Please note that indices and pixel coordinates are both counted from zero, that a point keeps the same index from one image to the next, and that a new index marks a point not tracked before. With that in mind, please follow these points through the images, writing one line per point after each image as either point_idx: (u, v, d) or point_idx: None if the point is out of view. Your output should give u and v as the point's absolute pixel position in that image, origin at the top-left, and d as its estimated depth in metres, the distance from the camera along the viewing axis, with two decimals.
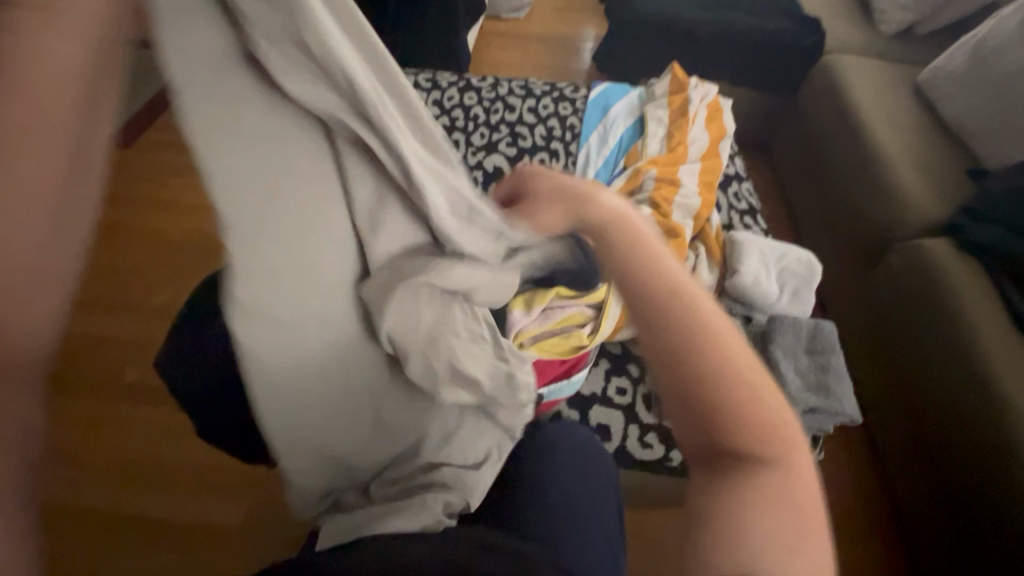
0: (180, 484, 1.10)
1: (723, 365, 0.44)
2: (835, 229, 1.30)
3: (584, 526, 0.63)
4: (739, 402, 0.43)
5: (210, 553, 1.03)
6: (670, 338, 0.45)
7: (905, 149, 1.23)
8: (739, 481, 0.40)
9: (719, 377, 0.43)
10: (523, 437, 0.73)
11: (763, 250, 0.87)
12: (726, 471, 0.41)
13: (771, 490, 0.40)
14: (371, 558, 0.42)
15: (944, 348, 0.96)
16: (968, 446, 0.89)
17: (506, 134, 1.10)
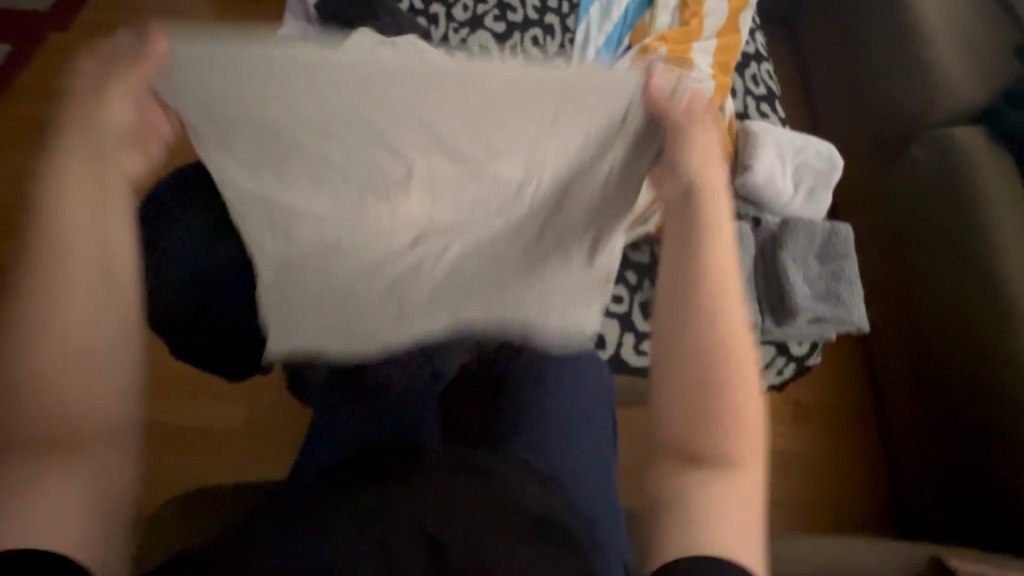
0: (175, 402, 1.10)
1: (732, 398, 0.44)
2: (854, 119, 1.19)
3: (581, 450, 0.68)
4: (741, 426, 0.44)
5: (215, 456, 1.07)
6: (715, 425, 0.44)
7: (948, 25, 1.09)
8: (723, 432, 0.43)
9: (725, 412, 0.44)
10: (518, 365, 0.74)
11: (780, 142, 0.79)
12: (706, 405, 0.44)
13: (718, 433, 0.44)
14: (335, 524, 0.51)
15: (954, 246, 0.94)
16: (960, 335, 0.91)
17: (493, 5, 0.93)
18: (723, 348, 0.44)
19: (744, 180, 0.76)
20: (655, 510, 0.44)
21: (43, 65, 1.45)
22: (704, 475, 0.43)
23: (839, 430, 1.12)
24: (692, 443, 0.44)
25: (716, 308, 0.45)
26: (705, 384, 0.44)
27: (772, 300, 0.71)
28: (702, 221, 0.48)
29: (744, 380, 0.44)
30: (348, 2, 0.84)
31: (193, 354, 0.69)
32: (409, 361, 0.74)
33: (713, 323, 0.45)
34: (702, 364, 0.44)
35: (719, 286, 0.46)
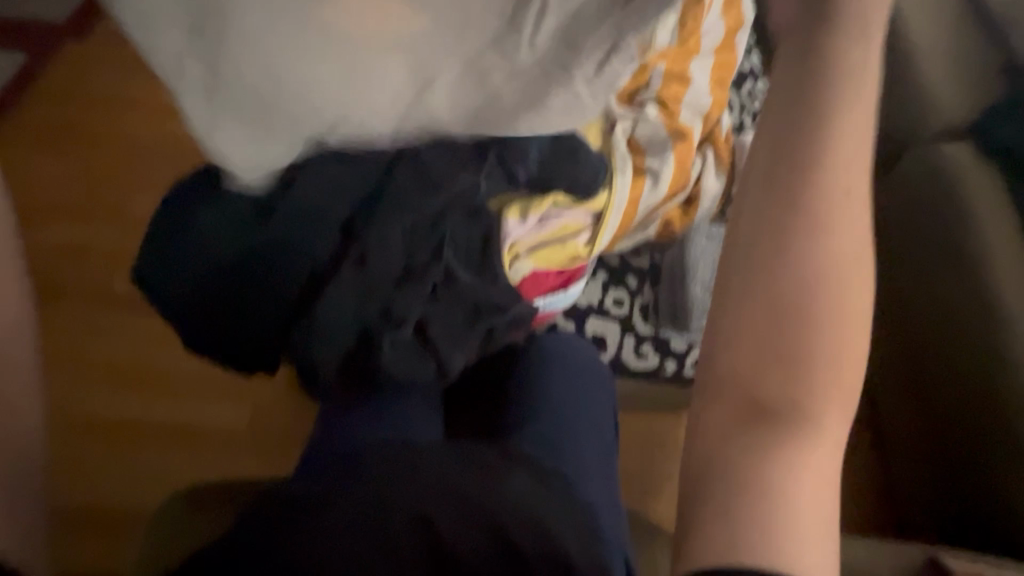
0: (179, 400, 1.12)
1: (834, 332, 0.42)
2: None
3: (582, 447, 0.70)
4: (835, 361, 0.43)
5: (224, 456, 1.08)
6: (799, 348, 0.42)
7: (938, 45, 1.13)
8: (810, 370, 0.43)
9: (821, 340, 0.42)
10: (526, 357, 0.77)
11: None
12: (789, 337, 0.43)
13: (802, 367, 0.43)
14: (353, 522, 0.54)
15: (946, 256, 0.98)
16: (952, 344, 0.94)
17: None
18: (829, 289, 0.42)
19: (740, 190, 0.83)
20: (708, 490, 0.45)
21: (63, 73, 1.51)
22: (768, 440, 0.44)
23: None
24: (760, 385, 0.44)
25: (818, 229, 0.42)
26: (786, 312, 0.43)
27: None
28: (808, 139, 0.43)
29: (838, 315, 0.42)
30: None
31: (197, 343, 0.69)
32: (410, 344, 0.68)
33: (815, 256, 0.42)
34: (786, 302, 0.43)
35: (826, 216, 0.42)
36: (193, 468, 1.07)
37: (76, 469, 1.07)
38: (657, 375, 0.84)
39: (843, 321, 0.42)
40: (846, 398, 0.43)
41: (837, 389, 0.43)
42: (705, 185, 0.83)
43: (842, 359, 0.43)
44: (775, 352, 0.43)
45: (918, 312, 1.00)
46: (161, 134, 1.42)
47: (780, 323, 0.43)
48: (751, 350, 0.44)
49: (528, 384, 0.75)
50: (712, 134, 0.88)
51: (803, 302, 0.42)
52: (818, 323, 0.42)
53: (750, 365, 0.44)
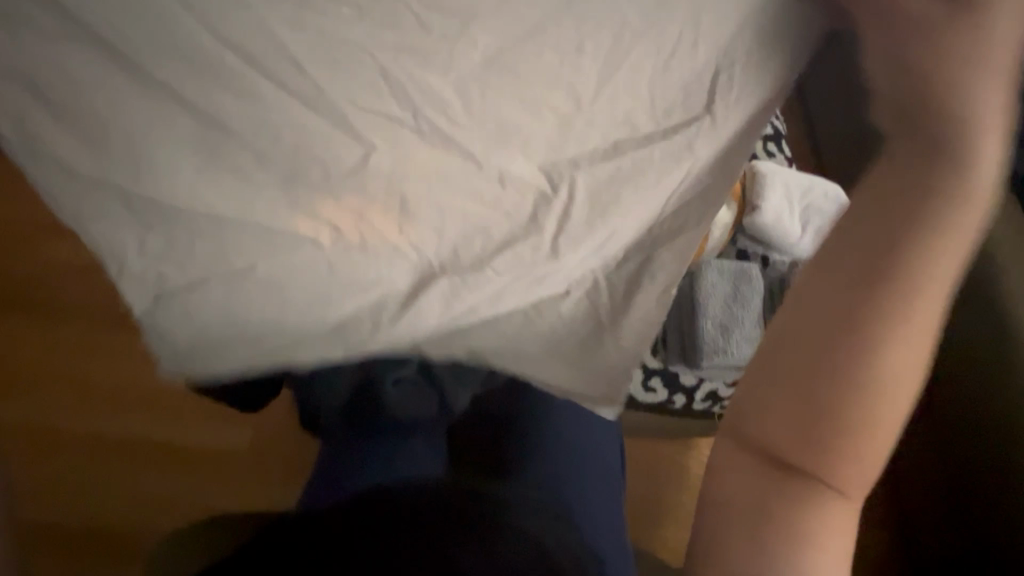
0: (174, 420, 1.12)
1: (871, 407, 0.43)
2: None
3: (590, 480, 0.70)
4: (866, 433, 0.43)
5: (227, 477, 1.08)
6: (833, 421, 0.43)
7: None
8: (841, 442, 0.43)
9: (855, 415, 0.43)
10: (529, 392, 0.75)
11: (788, 183, 0.79)
12: (828, 409, 0.43)
13: (830, 439, 0.44)
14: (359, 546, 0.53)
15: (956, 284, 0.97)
16: (963, 369, 0.94)
17: None
18: (870, 369, 0.43)
19: (753, 222, 0.78)
20: (735, 532, 0.48)
21: None
22: (795, 492, 0.46)
23: None
24: (789, 449, 0.45)
25: (870, 317, 0.43)
26: (822, 387, 0.43)
27: None
28: (868, 232, 0.43)
29: (861, 381, 0.43)
30: None
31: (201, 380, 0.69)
32: (416, 381, 0.67)
33: (861, 337, 0.43)
34: (822, 376, 0.43)
35: (875, 299, 0.43)
36: (195, 489, 1.07)
37: (78, 490, 1.07)
38: (666, 409, 0.82)
39: (880, 398, 0.43)
40: (869, 460, 0.44)
41: (864, 461, 0.44)
42: (715, 216, 0.78)
43: (874, 434, 0.43)
44: (808, 422, 0.44)
45: (928, 340, 1.01)
46: None
47: (815, 395, 0.44)
48: (779, 416, 0.45)
49: (530, 422, 0.73)
50: None
51: (839, 380, 0.43)
52: (853, 399, 0.43)
53: (776, 428, 0.46)
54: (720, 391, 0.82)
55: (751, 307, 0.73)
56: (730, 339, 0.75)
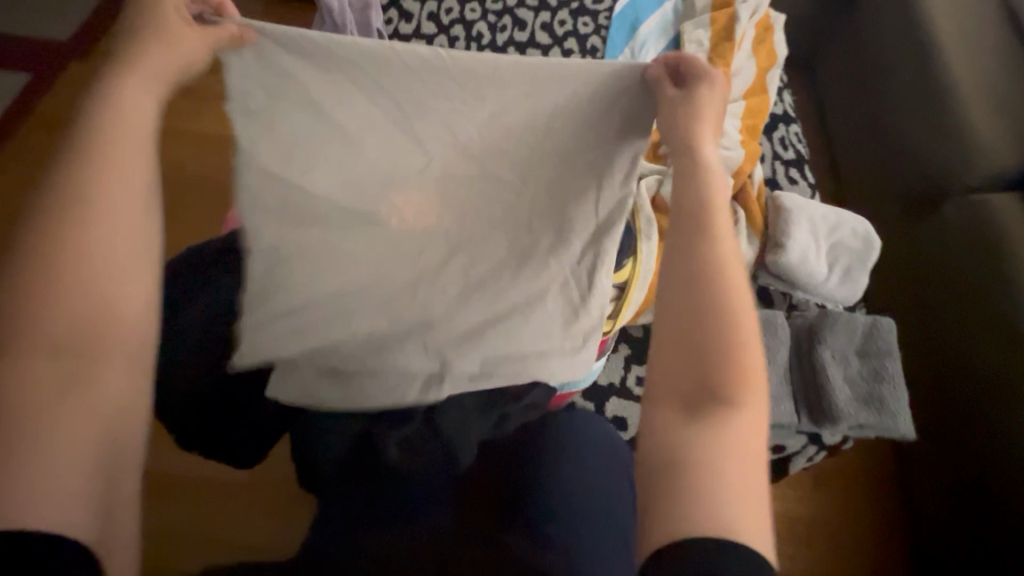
0: (156, 471, 1.00)
1: (736, 364, 0.43)
2: (882, 177, 1.16)
3: (586, 505, 0.61)
4: (743, 393, 0.42)
5: (196, 513, 0.98)
6: (708, 379, 0.43)
7: (983, 82, 1.06)
8: (720, 402, 0.42)
9: (723, 373, 0.43)
10: (542, 433, 0.68)
11: (813, 219, 0.76)
12: (703, 369, 0.43)
13: (712, 399, 0.42)
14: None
15: (984, 315, 0.92)
16: (995, 408, 0.87)
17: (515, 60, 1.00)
18: (725, 331, 0.44)
19: (777, 260, 0.74)
20: (679, 484, 0.39)
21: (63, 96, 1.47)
22: (716, 426, 0.41)
23: (858, 497, 1.06)
24: (685, 423, 0.42)
25: (715, 285, 0.45)
26: (695, 352, 0.44)
27: (809, 398, 0.67)
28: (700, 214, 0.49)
29: (734, 314, 0.44)
30: None
31: (190, 441, 0.64)
32: (419, 436, 0.62)
33: (711, 299, 0.45)
34: (693, 343, 0.44)
35: (716, 272, 0.46)
36: (158, 528, 0.96)
37: None
38: None
39: (744, 356, 0.43)
40: (755, 390, 0.43)
41: (747, 420, 0.42)
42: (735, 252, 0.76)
43: (750, 392, 0.43)
44: (693, 391, 0.43)
45: (953, 375, 0.96)
46: None
47: (688, 361, 0.44)
48: (668, 391, 0.44)
49: (542, 464, 0.65)
50: (744, 190, 0.81)
51: (712, 345, 0.43)
52: (725, 359, 0.43)
53: (669, 407, 0.43)
54: None
55: (778, 359, 0.67)
56: None
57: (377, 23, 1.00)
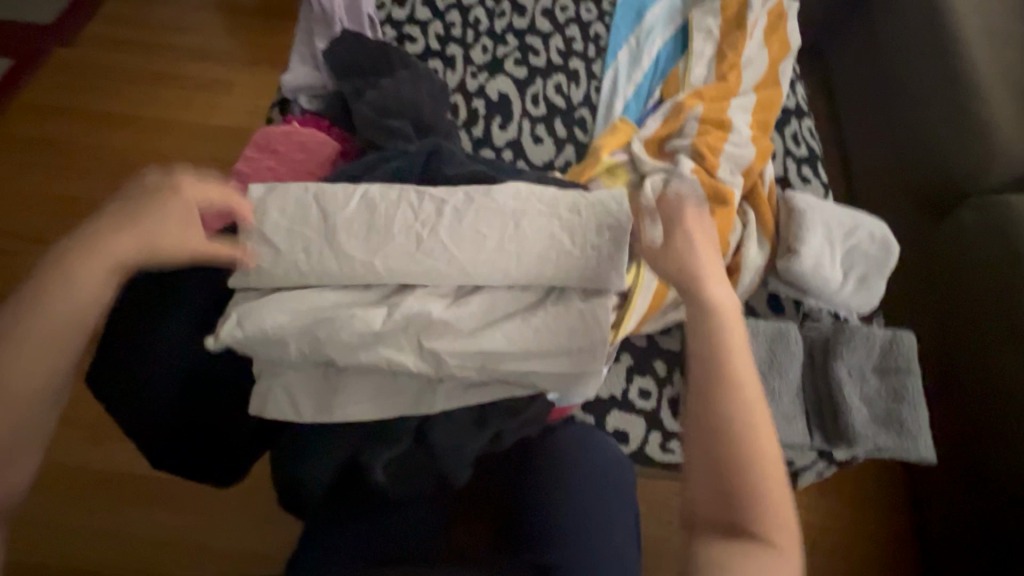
0: (142, 474, 0.98)
1: (755, 436, 0.44)
2: (896, 173, 1.12)
3: (592, 525, 0.58)
4: (767, 466, 0.43)
5: (186, 516, 0.96)
6: (733, 457, 0.43)
7: (1006, 74, 1.00)
8: (747, 475, 0.43)
9: (746, 450, 0.43)
10: (540, 453, 0.63)
11: (828, 223, 0.72)
12: (723, 446, 0.44)
13: (739, 476, 0.43)
14: None
15: (1000, 323, 0.88)
16: (1010, 421, 0.84)
17: (515, 47, 0.94)
18: (740, 401, 0.45)
19: (790, 266, 0.70)
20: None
21: (43, 80, 1.42)
22: (750, 548, 0.41)
23: (865, 508, 1.03)
24: (720, 505, 0.43)
25: (721, 355, 0.47)
26: (711, 429, 0.44)
27: (821, 417, 0.64)
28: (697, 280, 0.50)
29: (756, 432, 0.44)
30: (371, 61, 0.83)
31: (165, 462, 0.61)
32: (410, 454, 0.60)
33: (718, 369, 0.46)
34: (710, 421, 0.45)
35: (722, 340, 0.47)
36: (149, 531, 0.95)
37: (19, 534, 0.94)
38: None
39: (759, 424, 0.44)
40: (774, 463, 0.44)
41: (777, 490, 0.43)
42: (746, 257, 0.72)
43: (772, 463, 0.44)
44: (718, 470, 0.43)
45: (970, 384, 0.91)
46: (148, 151, 1.33)
47: (710, 437, 0.44)
48: (697, 472, 0.44)
49: (543, 488, 0.61)
50: (754, 190, 0.77)
51: (724, 420, 0.44)
52: (744, 432, 0.44)
53: (703, 490, 0.44)
54: None
55: (787, 376, 0.64)
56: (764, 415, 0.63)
57: (369, 8, 0.94)
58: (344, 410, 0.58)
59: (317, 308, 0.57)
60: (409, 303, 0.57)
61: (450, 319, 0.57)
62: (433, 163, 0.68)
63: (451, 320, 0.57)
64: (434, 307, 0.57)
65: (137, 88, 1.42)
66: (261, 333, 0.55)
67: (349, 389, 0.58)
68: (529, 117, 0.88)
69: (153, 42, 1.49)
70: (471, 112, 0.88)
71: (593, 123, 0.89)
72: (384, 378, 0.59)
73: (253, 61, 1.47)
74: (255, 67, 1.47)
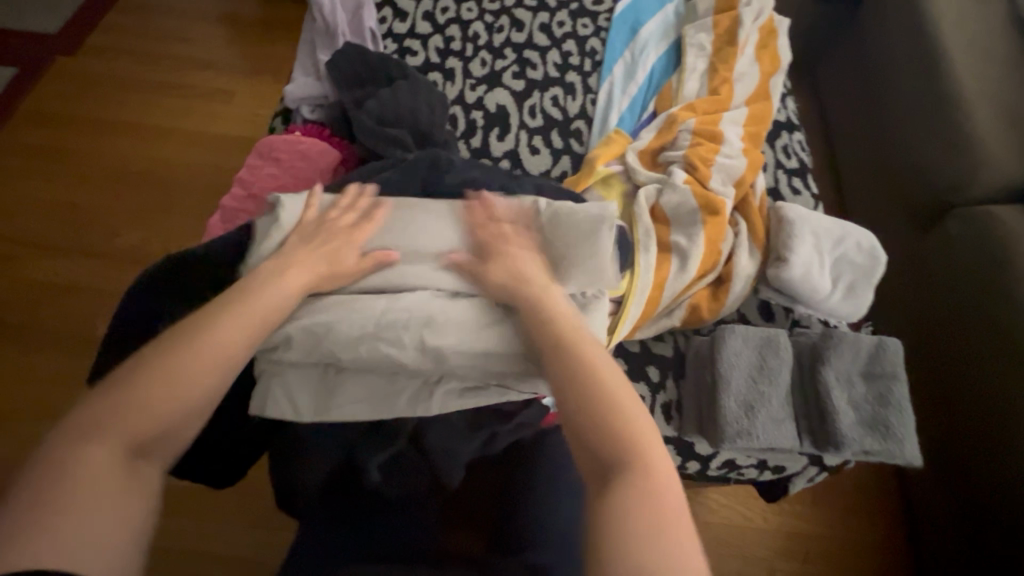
0: None
1: (606, 399, 0.47)
2: (885, 186, 1.14)
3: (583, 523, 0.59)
4: (625, 422, 0.46)
5: (181, 521, 0.96)
6: (599, 421, 0.46)
7: (992, 90, 1.03)
8: (609, 432, 0.45)
9: (601, 414, 0.46)
10: (531, 453, 0.64)
11: (817, 232, 0.74)
12: (589, 416, 0.46)
13: (609, 436, 0.45)
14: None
15: (987, 333, 0.89)
16: (999, 428, 0.85)
17: (513, 61, 0.96)
18: (586, 376, 0.48)
19: (780, 274, 0.71)
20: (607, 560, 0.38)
21: (46, 88, 1.44)
22: (624, 485, 0.42)
23: (858, 517, 1.04)
24: (600, 469, 0.44)
25: (565, 346, 0.51)
26: (578, 408, 0.47)
27: (811, 421, 0.65)
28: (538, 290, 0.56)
29: (623, 399, 0.47)
30: (373, 73, 0.85)
31: (168, 463, 0.61)
32: (403, 456, 0.61)
33: (574, 355, 0.50)
34: (572, 402, 0.48)
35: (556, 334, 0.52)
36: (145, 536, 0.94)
37: None
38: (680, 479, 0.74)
39: (613, 392, 0.47)
40: (642, 422, 0.46)
41: (644, 442, 0.45)
42: (737, 265, 0.73)
43: (629, 414, 0.46)
44: (593, 440, 0.45)
45: (958, 393, 0.93)
46: (150, 159, 1.35)
47: (579, 417, 0.47)
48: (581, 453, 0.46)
49: (535, 486, 0.61)
50: (745, 200, 0.79)
51: (585, 398, 0.47)
52: (598, 401, 0.47)
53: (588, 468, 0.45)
54: (738, 461, 0.71)
55: (777, 381, 0.65)
56: (754, 419, 0.64)
57: (371, 21, 0.96)
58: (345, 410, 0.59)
59: (324, 310, 0.58)
60: (408, 302, 0.59)
61: (443, 317, 0.58)
62: (434, 172, 0.70)
63: (447, 317, 0.58)
64: (432, 305, 0.59)
65: (140, 97, 1.44)
66: (264, 333, 0.57)
67: (349, 389, 0.60)
68: (527, 129, 0.90)
69: (157, 53, 1.52)
70: (470, 123, 0.90)
71: (589, 135, 0.91)
72: (382, 379, 0.60)
73: (255, 72, 1.50)
74: (257, 77, 1.49)
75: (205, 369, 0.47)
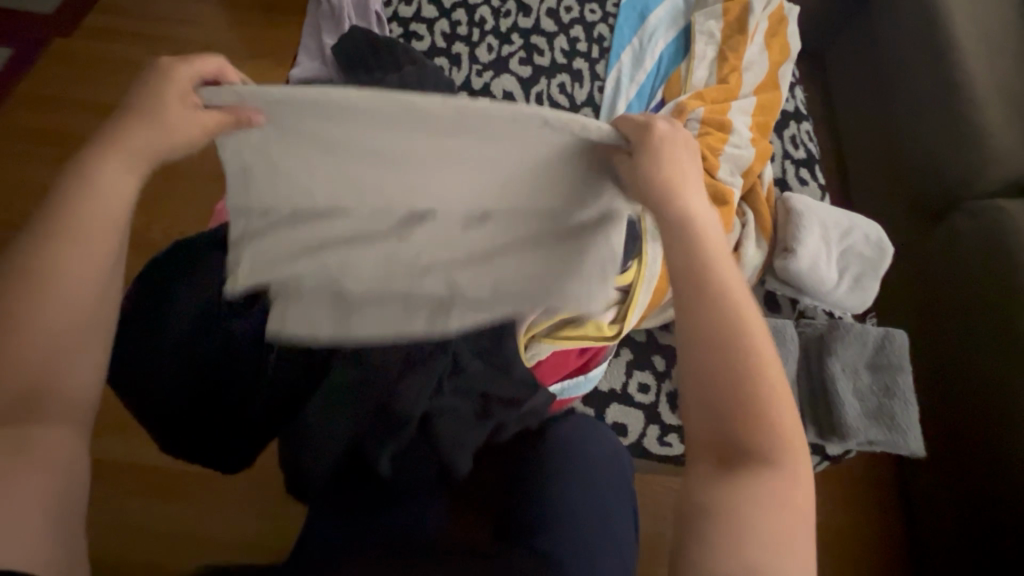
0: (148, 465, 0.99)
1: (754, 373, 0.41)
2: (892, 178, 1.14)
3: (590, 504, 0.59)
4: (772, 403, 0.41)
5: (188, 505, 0.97)
6: (735, 399, 0.40)
7: (1002, 83, 1.03)
8: (750, 417, 0.40)
9: (747, 387, 0.41)
10: (538, 440, 0.65)
11: (825, 224, 0.74)
12: (727, 389, 0.41)
13: (747, 416, 0.40)
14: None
15: (990, 328, 0.90)
16: (1000, 421, 0.86)
17: (519, 46, 0.95)
18: (742, 343, 0.41)
19: (788, 265, 0.71)
20: (711, 541, 0.37)
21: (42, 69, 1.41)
22: (752, 488, 0.39)
23: (856, 506, 1.06)
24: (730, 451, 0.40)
25: (719, 298, 0.43)
26: (717, 375, 0.41)
27: (816, 411, 0.66)
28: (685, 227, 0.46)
29: (763, 363, 0.42)
30: (380, 56, 0.84)
31: (179, 444, 0.63)
32: (413, 445, 0.62)
33: (715, 310, 0.43)
34: (714, 366, 0.41)
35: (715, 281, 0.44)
36: (151, 519, 0.96)
37: None
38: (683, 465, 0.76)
39: (761, 365, 0.42)
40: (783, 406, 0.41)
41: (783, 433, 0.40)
42: (744, 256, 0.73)
43: (772, 399, 0.41)
44: (725, 416, 0.41)
45: (960, 386, 0.94)
46: None
47: (714, 381, 0.41)
48: (704, 418, 0.42)
49: (543, 469, 0.62)
50: (753, 191, 0.78)
51: (727, 363, 0.41)
52: (745, 374, 0.41)
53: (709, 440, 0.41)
54: None
55: (782, 372, 0.66)
56: None
57: (376, 4, 0.95)
58: (359, 332, 0.62)
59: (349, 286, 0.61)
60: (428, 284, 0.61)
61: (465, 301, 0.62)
62: None
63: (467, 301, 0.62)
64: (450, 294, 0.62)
65: (139, 80, 1.42)
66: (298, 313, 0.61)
67: (363, 312, 0.62)
68: None
69: (156, 34, 1.49)
70: None
71: (596, 123, 0.90)
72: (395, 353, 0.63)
73: (256, 55, 1.48)
74: (258, 61, 1.47)
75: (72, 308, 0.42)
